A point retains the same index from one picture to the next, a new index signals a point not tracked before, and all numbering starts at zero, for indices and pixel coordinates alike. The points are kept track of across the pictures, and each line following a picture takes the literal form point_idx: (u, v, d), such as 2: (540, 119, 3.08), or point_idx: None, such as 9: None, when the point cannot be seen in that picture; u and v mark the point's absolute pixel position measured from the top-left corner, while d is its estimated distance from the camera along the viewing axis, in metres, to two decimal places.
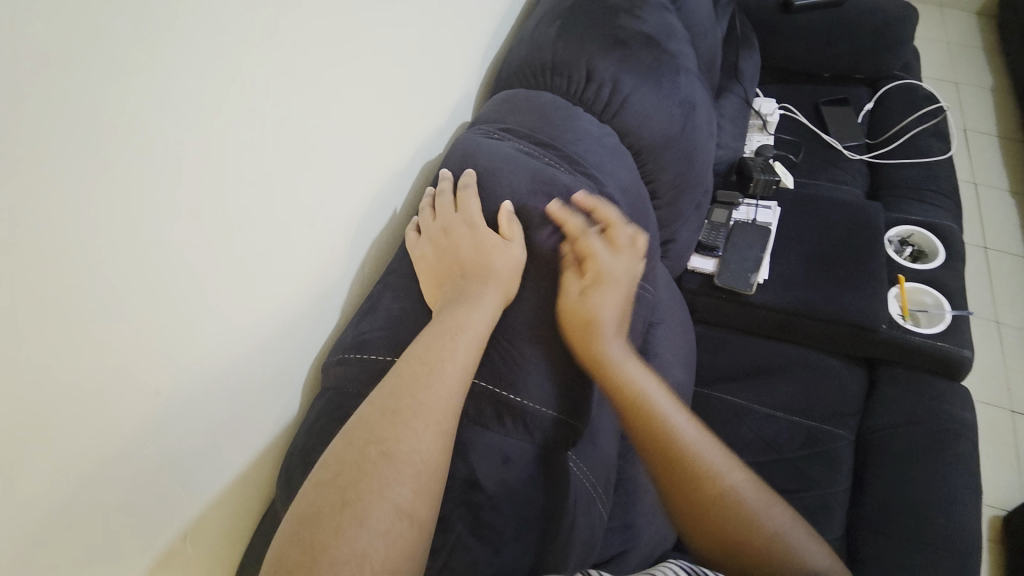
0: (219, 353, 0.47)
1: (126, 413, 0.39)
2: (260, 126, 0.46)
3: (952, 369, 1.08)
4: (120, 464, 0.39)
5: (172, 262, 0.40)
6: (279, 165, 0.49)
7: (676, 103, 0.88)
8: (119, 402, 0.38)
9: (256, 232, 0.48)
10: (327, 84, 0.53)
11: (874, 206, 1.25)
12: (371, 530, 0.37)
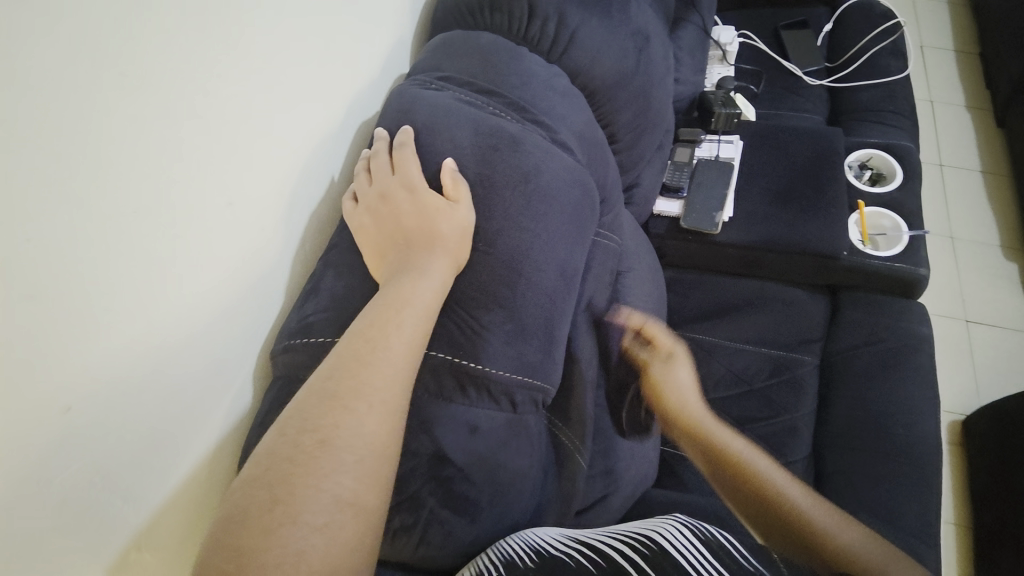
0: (138, 355, 0.42)
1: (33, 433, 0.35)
2: (133, 91, 0.40)
3: (909, 288, 1.11)
4: (42, 486, 0.36)
5: (50, 259, 0.35)
6: (172, 135, 0.43)
7: (628, 36, 0.82)
8: (19, 420, 0.34)
9: (159, 216, 0.43)
10: (215, 37, 0.46)
11: (834, 132, 1.23)
12: (304, 526, 0.35)
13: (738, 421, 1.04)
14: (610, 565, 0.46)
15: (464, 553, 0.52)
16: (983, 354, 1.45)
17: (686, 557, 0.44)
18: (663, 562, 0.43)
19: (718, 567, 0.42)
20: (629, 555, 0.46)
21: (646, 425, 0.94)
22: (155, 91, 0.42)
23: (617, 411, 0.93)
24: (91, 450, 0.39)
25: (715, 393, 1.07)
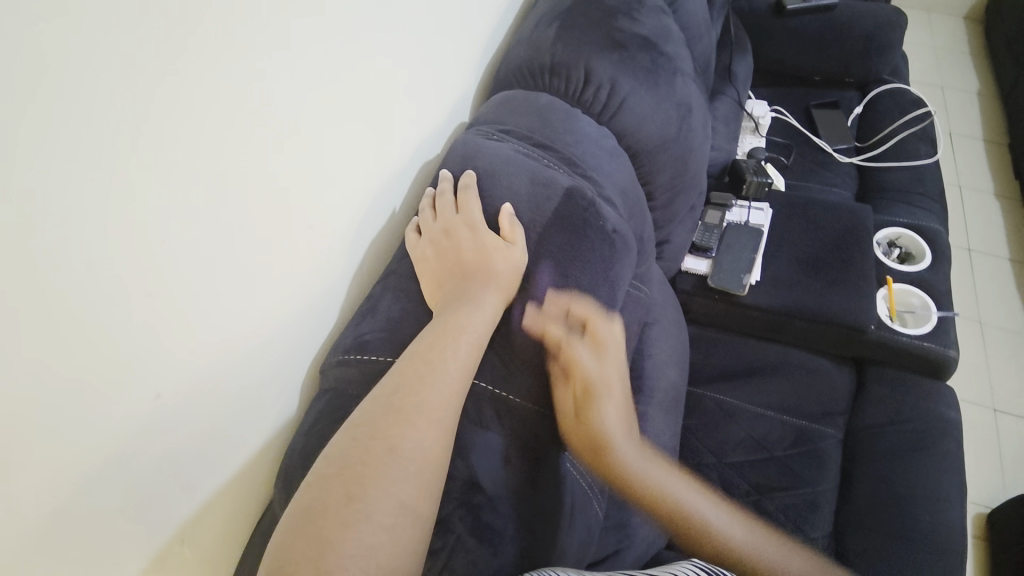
0: (220, 355, 0.47)
1: (125, 418, 0.39)
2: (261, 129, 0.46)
3: (938, 369, 1.10)
4: (116, 467, 0.39)
5: (176, 267, 0.41)
6: (277, 165, 0.49)
7: (672, 107, 0.88)
8: (122, 407, 0.38)
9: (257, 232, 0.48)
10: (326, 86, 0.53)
11: (864, 209, 1.27)
12: (375, 525, 0.38)
13: (756, 488, 1.02)
14: None
15: None
16: (1014, 446, 1.40)
17: None
18: None
19: None
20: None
21: None
22: (274, 125, 0.47)
23: None
24: (164, 440, 0.43)
25: (733, 457, 1.05)
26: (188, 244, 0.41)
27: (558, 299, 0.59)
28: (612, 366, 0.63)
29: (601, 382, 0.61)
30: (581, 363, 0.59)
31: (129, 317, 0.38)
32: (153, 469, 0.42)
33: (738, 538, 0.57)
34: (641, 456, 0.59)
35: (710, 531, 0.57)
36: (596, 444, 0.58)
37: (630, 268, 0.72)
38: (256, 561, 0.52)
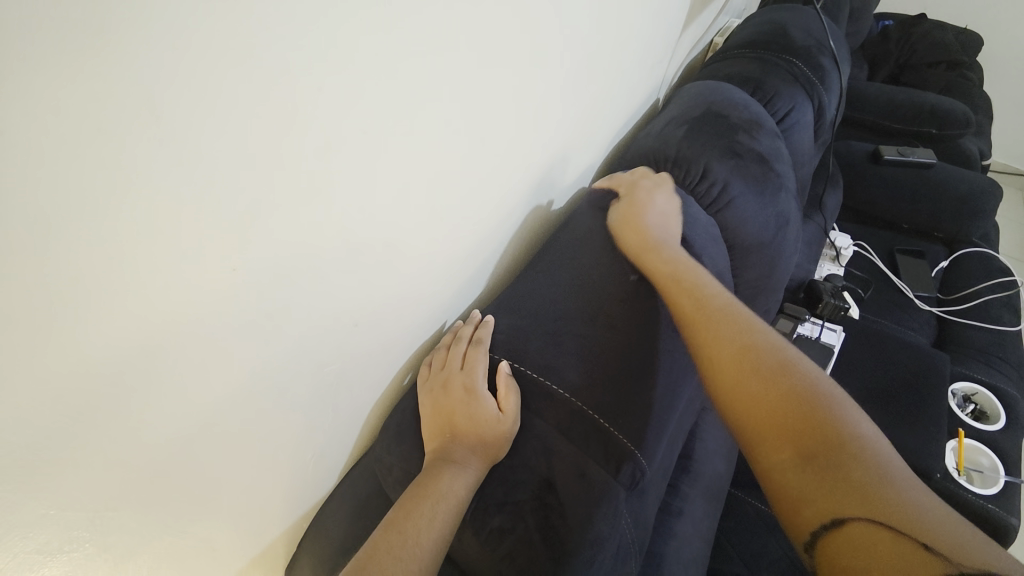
0: (386, 311, 0.58)
1: (315, 334, 0.50)
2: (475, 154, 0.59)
3: (996, 535, 1.03)
4: (288, 369, 0.49)
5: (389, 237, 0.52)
6: (473, 186, 0.62)
7: (772, 215, 0.98)
8: (317, 326, 0.49)
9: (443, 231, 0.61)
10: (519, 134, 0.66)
11: (940, 357, 1.27)
12: (463, 470, 0.55)
13: None
14: None
15: None
16: None
17: None
18: None
19: None
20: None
21: (694, 571, 0.93)
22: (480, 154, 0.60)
23: (664, 537, 0.93)
24: (321, 362, 0.53)
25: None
26: (407, 225, 0.54)
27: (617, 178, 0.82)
28: (664, 204, 0.78)
29: (636, 189, 0.78)
30: (625, 180, 0.81)
31: (353, 266, 0.49)
32: (307, 383, 0.52)
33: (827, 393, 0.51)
34: (722, 304, 0.63)
35: (804, 384, 0.52)
36: (653, 264, 0.70)
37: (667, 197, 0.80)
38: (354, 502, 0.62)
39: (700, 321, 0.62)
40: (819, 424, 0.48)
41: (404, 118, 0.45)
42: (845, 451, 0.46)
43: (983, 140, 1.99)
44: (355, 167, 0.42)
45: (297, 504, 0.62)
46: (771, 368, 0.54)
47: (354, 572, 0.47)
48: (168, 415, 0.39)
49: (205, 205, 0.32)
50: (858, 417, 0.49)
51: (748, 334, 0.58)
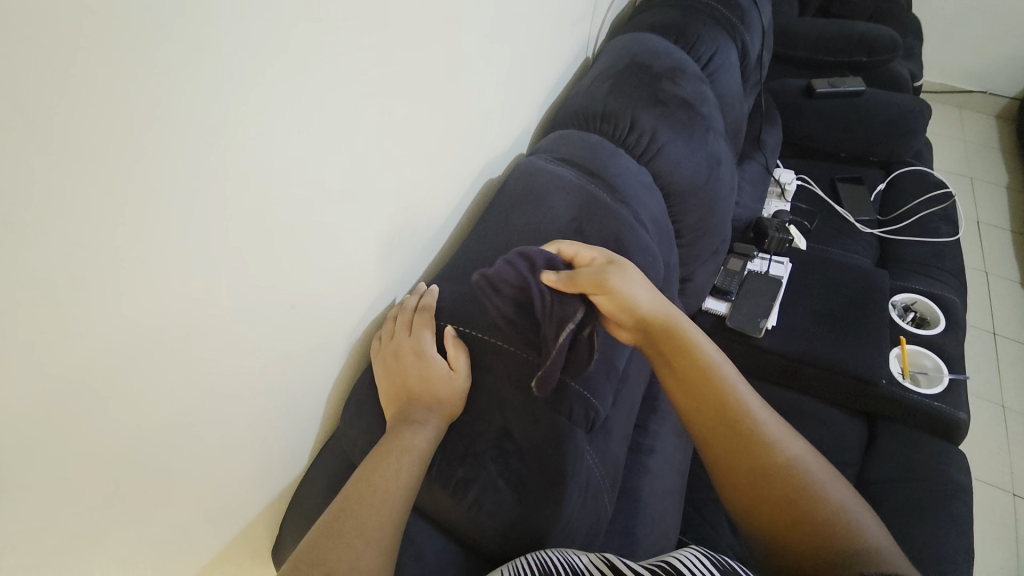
0: (328, 291, 0.60)
1: (256, 322, 0.52)
2: (393, 129, 0.60)
3: (949, 430, 1.14)
4: (234, 359, 0.51)
5: (316, 220, 0.54)
6: (399, 162, 0.63)
7: (704, 157, 1.02)
8: (256, 313, 0.51)
9: (375, 210, 0.62)
10: (440, 105, 0.67)
11: (880, 273, 1.35)
12: (424, 425, 0.58)
13: None
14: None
15: (501, 531, 0.61)
16: None
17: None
18: None
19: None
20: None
21: (669, 500, 0.99)
22: (400, 129, 0.61)
23: (638, 474, 0.99)
24: (268, 348, 0.55)
25: None
26: (332, 207, 0.55)
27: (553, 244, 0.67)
28: (638, 287, 0.63)
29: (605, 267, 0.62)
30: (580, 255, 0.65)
31: (283, 250, 0.51)
32: (256, 370, 0.54)
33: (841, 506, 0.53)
34: (679, 333, 0.64)
35: (778, 446, 0.57)
36: (631, 317, 0.63)
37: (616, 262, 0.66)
38: (325, 475, 0.65)
39: (738, 423, 0.58)
40: (807, 490, 0.54)
41: (303, 100, 0.46)
42: (839, 524, 0.51)
43: (912, 63, 2.06)
44: (258, 153, 0.44)
45: (270, 486, 0.65)
46: (744, 415, 0.58)
47: (328, 521, 0.48)
48: (110, 408, 0.41)
49: (98, 200, 0.34)
50: (799, 446, 0.58)
51: (722, 376, 0.61)
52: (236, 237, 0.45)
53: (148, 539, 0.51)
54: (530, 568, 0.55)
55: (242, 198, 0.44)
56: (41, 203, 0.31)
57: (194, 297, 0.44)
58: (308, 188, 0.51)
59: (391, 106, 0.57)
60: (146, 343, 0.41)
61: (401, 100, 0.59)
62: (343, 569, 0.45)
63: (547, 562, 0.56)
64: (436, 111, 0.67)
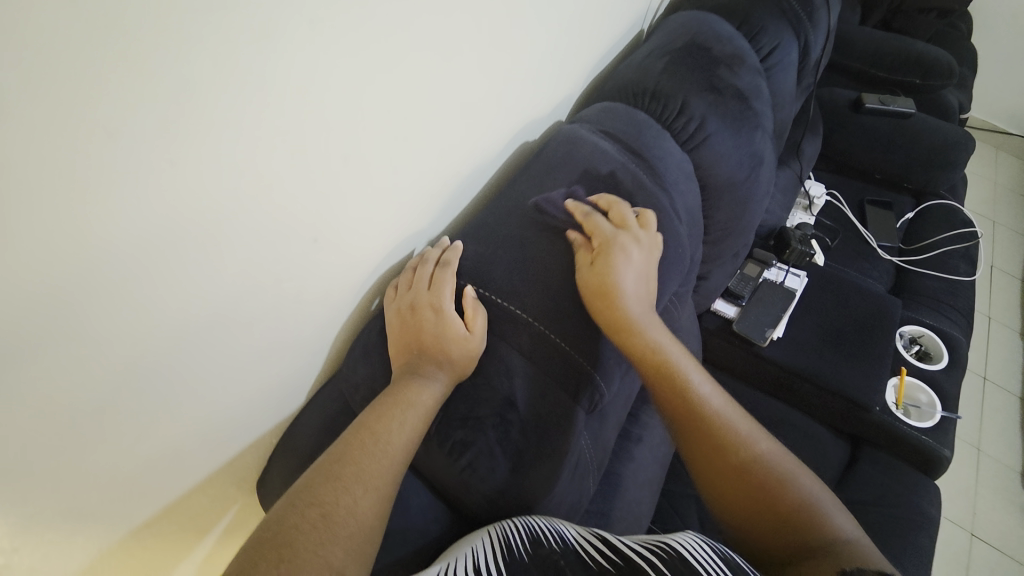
0: (351, 231, 0.58)
1: (274, 250, 0.49)
2: (442, 68, 0.56)
3: (930, 464, 1.15)
4: (246, 284, 0.49)
5: (350, 153, 0.51)
6: (442, 106, 0.60)
7: (747, 155, 0.98)
8: (276, 242, 0.49)
9: (410, 151, 0.59)
10: (493, 51, 0.63)
11: (894, 302, 1.34)
12: (432, 382, 0.57)
13: None
14: (627, 564, 0.50)
15: (490, 497, 0.61)
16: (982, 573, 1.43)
17: (700, 565, 0.48)
18: (680, 566, 0.47)
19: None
20: (648, 556, 0.50)
21: (647, 489, 1.01)
22: (449, 68, 0.57)
23: (623, 460, 0.99)
24: (282, 279, 0.53)
25: None
26: (369, 141, 0.52)
27: (579, 206, 0.70)
28: (632, 275, 0.67)
29: (617, 239, 0.67)
30: (599, 230, 0.68)
31: (314, 177, 0.48)
32: (267, 300, 0.53)
33: (783, 468, 0.60)
34: (655, 344, 0.66)
35: (746, 443, 0.61)
36: (612, 320, 0.66)
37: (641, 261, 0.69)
38: (321, 415, 0.64)
39: (688, 401, 0.63)
40: (774, 482, 0.58)
41: (358, 17, 0.42)
42: (797, 505, 0.57)
43: (963, 94, 1.99)
44: (304, 66, 0.40)
45: (264, 417, 0.64)
46: (712, 419, 0.62)
47: (328, 463, 0.48)
48: (121, 314, 0.39)
49: (132, 86, 0.30)
50: (769, 443, 0.62)
51: (688, 382, 0.64)
52: (267, 155, 0.42)
53: (142, 453, 0.50)
54: (520, 532, 0.54)
55: (279, 113, 0.41)
56: (70, 78, 0.28)
57: (218, 210, 0.41)
58: (348, 116, 0.48)
59: (444, 42, 0.54)
60: (165, 251, 0.39)
61: (455, 37, 0.55)
62: (342, 512, 0.44)
63: (535, 529, 0.55)
64: (487, 57, 0.62)
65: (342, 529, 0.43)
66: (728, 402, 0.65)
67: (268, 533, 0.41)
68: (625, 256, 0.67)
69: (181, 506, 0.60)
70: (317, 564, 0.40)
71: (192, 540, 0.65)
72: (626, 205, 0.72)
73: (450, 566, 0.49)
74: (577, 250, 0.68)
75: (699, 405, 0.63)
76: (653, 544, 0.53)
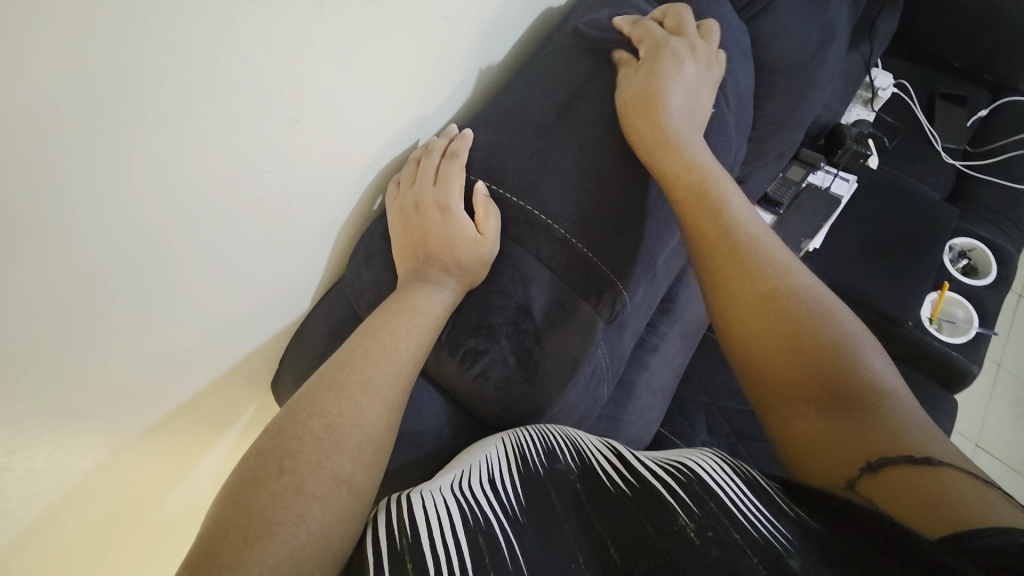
0: (338, 109, 0.49)
1: (243, 125, 0.43)
2: None
3: (953, 380, 1.12)
4: (215, 168, 0.43)
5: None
6: None
7: (816, 27, 0.81)
8: (241, 114, 0.42)
9: (400, 4, 0.48)
10: None
11: (950, 211, 1.21)
12: (440, 289, 0.52)
13: (736, 435, 1.09)
14: (644, 488, 0.45)
15: (503, 404, 0.59)
16: None
17: (725, 491, 0.42)
18: (701, 491, 0.43)
19: (756, 502, 0.41)
20: (663, 479, 0.46)
21: (660, 397, 1.01)
22: None
23: (637, 369, 0.98)
24: (259, 164, 0.46)
25: (725, 402, 1.13)
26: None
27: (626, 18, 0.62)
28: (681, 87, 0.60)
29: (669, 44, 0.60)
30: (648, 37, 0.60)
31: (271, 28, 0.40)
32: (245, 187, 0.47)
33: (829, 309, 0.48)
34: (692, 162, 0.57)
35: (781, 274, 0.50)
36: (652, 134, 0.58)
37: (698, 73, 0.61)
38: (327, 320, 0.61)
39: (711, 228, 0.53)
40: (804, 320, 0.47)
41: None
42: (833, 355, 0.45)
43: None
44: None
45: (269, 321, 0.62)
46: (742, 243, 0.52)
47: (331, 372, 0.45)
48: (59, 200, 0.35)
49: None
50: (811, 278, 0.51)
51: (722, 204, 0.54)
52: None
53: (135, 351, 0.48)
54: (535, 444, 0.54)
55: None
56: None
57: (147, 78, 0.34)
58: None
59: None
60: (89, 125, 0.33)
61: None
62: (347, 423, 0.42)
63: (551, 441, 0.55)
64: None
65: (348, 440, 0.41)
66: (768, 236, 0.54)
67: (269, 444, 0.40)
68: (679, 62, 0.60)
69: (195, 405, 0.61)
70: (324, 476, 0.39)
71: (213, 435, 0.67)
72: (685, 8, 0.63)
73: (463, 476, 0.48)
74: (622, 66, 0.61)
75: (725, 227, 0.53)
76: (671, 464, 0.49)
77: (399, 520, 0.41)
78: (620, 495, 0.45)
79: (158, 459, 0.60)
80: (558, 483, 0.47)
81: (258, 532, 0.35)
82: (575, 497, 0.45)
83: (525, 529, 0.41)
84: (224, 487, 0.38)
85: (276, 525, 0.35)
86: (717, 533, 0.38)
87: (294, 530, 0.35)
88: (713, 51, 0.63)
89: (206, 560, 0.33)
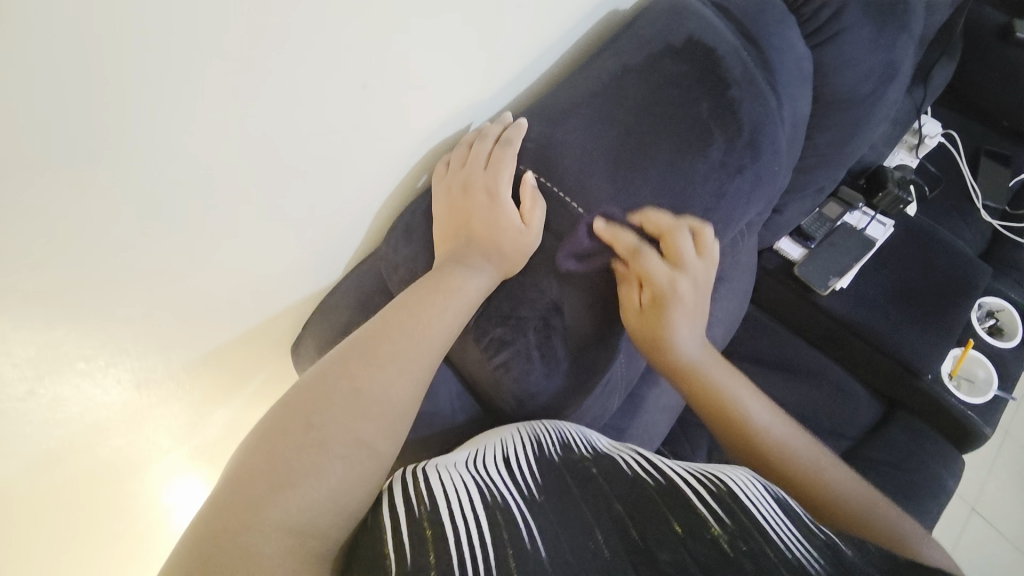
0: (403, 78, 0.49)
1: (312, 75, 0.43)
2: None
3: (964, 439, 1.10)
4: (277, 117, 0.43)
5: None
6: None
7: (880, 63, 0.80)
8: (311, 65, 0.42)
9: None
10: None
11: (983, 269, 1.19)
12: (478, 274, 0.52)
13: None
14: (671, 489, 0.46)
15: (519, 399, 0.59)
16: (971, 543, 1.45)
17: (759, 512, 0.43)
18: (732, 504, 0.43)
19: (792, 529, 0.42)
20: (694, 485, 0.46)
21: (666, 415, 1.00)
22: None
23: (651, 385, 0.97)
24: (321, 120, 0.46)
25: None
26: None
27: (610, 224, 0.56)
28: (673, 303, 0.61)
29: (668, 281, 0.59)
30: (637, 257, 0.58)
31: None
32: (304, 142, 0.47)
33: (816, 459, 0.58)
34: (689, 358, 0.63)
35: (780, 445, 0.58)
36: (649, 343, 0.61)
37: (686, 279, 0.61)
38: (356, 291, 0.61)
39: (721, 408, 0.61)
40: (812, 487, 0.55)
41: None
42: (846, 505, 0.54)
43: None
44: None
45: (300, 284, 0.62)
46: (739, 417, 0.60)
47: (365, 338, 0.45)
48: (131, 123, 0.36)
49: None
50: (799, 439, 0.60)
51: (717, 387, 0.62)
52: None
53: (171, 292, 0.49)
54: (552, 434, 0.53)
55: None
56: None
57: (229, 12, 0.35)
58: None
59: None
60: (165, 51, 0.34)
61: None
62: (376, 390, 0.42)
63: (567, 436, 0.53)
64: None
65: (376, 407, 0.41)
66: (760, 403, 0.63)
67: (300, 397, 0.40)
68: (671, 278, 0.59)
69: (215, 357, 0.61)
70: (349, 437, 0.39)
71: (228, 391, 0.67)
72: (666, 213, 0.59)
73: (480, 455, 0.48)
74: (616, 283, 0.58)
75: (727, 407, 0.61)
76: (704, 474, 0.48)
77: (418, 487, 0.41)
78: (645, 487, 0.45)
79: (172, 406, 0.61)
80: (573, 469, 0.47)
81: (283, 482, 0.35)
82: (589, 479, 0.46)
83: (542, 508, 0.42)
84: (253, 433, 0.38)
85: (300, 479, 0.36)
86: (750, 547, 0.38)
87: (317, 484, 0.36)
88: (706, 259, 0.61)
89: (233, 503, 0.34)
